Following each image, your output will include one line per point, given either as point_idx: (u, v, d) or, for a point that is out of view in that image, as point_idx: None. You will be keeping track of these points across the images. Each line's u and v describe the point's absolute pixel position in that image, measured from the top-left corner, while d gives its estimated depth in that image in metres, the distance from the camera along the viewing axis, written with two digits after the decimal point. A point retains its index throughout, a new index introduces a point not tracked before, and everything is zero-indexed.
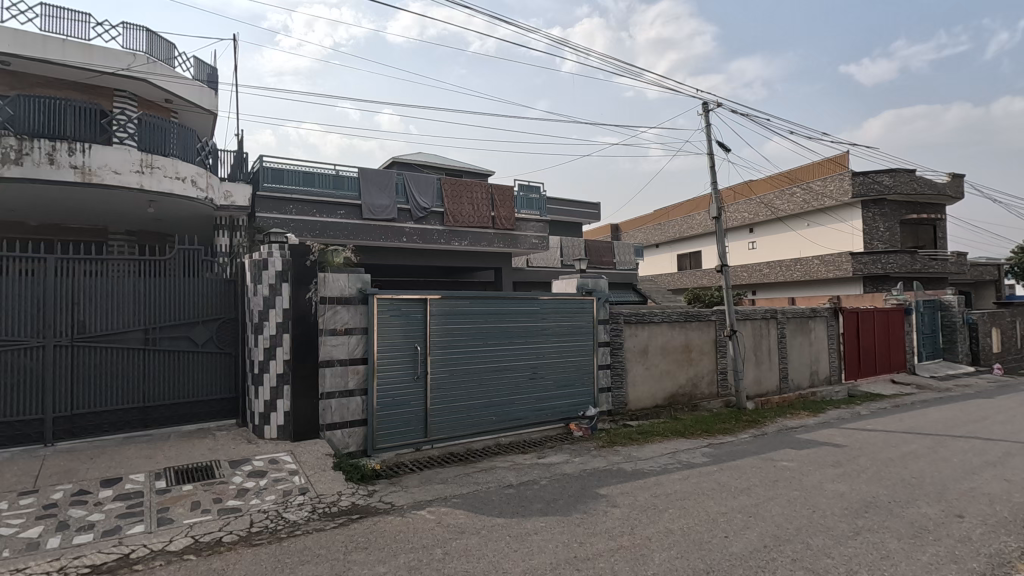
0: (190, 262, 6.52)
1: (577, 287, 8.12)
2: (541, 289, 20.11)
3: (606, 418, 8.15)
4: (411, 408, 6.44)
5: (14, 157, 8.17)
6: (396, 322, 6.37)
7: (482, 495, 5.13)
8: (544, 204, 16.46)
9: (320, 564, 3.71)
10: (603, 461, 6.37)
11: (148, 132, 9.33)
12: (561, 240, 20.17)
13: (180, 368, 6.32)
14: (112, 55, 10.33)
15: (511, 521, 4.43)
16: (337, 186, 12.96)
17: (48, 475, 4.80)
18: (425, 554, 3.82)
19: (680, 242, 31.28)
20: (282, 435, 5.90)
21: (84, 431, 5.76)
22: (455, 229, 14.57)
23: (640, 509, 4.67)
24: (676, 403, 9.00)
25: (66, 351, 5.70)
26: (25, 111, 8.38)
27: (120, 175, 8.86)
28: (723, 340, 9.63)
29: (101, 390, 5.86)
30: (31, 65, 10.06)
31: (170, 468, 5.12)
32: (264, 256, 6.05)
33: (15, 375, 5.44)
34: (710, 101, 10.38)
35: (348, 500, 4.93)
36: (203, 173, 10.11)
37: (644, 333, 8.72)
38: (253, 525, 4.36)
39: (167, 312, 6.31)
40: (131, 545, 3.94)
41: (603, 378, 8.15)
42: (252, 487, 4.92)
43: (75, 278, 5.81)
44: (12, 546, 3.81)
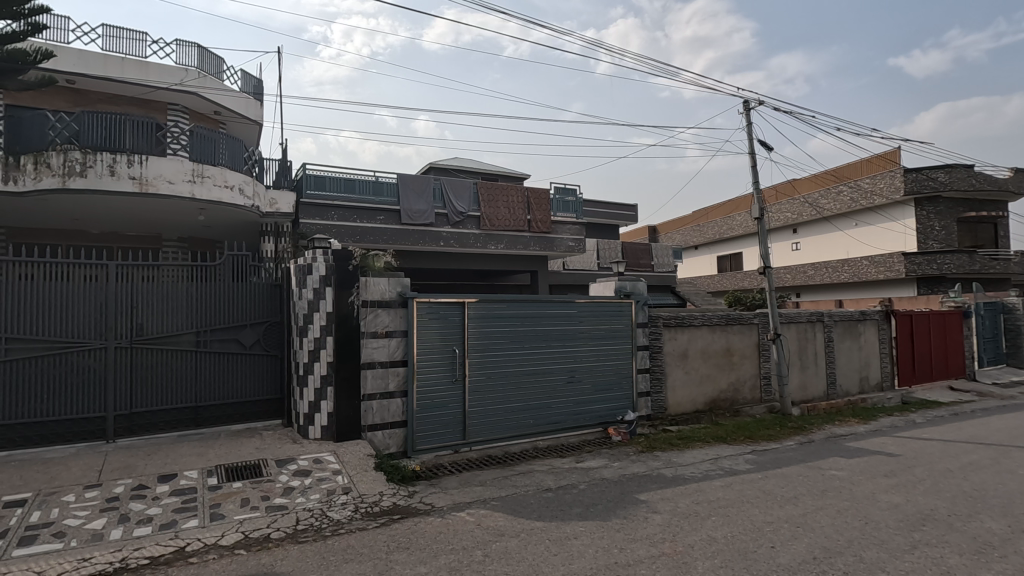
0: (239, 268, 6.76)
1: (615, 290, 8.04)
2: (577, 291, 20.02)
3: (645, 423, 8.04)
4: (449, 410, 6.50)
5: (79, 170, 8.73)
6: (434, 325, 6.45)
7: (521, 498, 5.14)
8: (581, 206, 16.42)
9: (364, 563, 3.79)
10: (642, 466, 6.28)
11: (199, 142, 9.74)
12: (597, 242, 20.04)
13: (230, 369, 6.57)
14: (167, 71, 10.92)
15: (551, 525, 4.42)
16: (376, 192, 13.23)
17: (110, 470, 5.07)
18: (465, 555, 3.85)
19: (720, 244, 30.59)
20: (326, 435, 6.05)
21: (142, 428, 6.06)
22: (492, 233, 14.67)
23: (682, 516, 4.59)
24: (717, 408, 8.78)
25: (125, 352, 6.01)
26: (88, 126, 8.95)
27: (174, 185, 9.30)
28: (766, 344, 9.36)
29: (158, 390, 6.15)
30: (94, 83, 10.69)
31: (221, 465, 5.32)
32: (309, 261, 6.25)
33: (80, 375, 5.77)
34: (751, 100, 10.15)
35: (389, 500, 5.02)
36: (250, 181, 10.49)
37: (684, 337, 8.55)
38: (299, 523, 4.48)
39: (218, 315, 6.58)
40: (186, 539, 4.11)
41: (642, 382, 8.04)
42: (297, 485, 5.06)
43: (134, 283, 6.11)
44: (79, 536, 4.04)
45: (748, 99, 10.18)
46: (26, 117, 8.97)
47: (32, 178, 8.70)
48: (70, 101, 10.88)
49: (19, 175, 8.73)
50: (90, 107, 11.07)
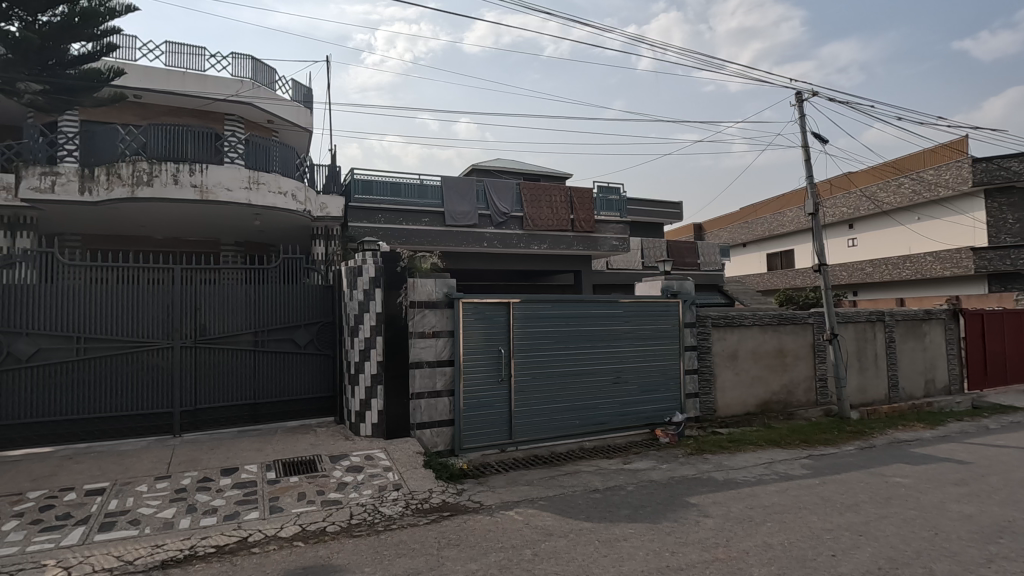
0: (292, 270, 7.01)
1: (661, 289, 7.89)
2: (622, 291, 19.80)
3: (693, 425, 7.87)
4: (495, 410, 6.55)
5: (146, 179, 9.28)
6: (479, 325, 6.51)
7: (569, 498, 5.13)
8: (625, 205, 16.24)
9: (415, 558, 3.87)
10: (692, 469, 6.15)
11: (254, 151, 10.16)
12: (641, 241, 19.75)
13: (285, 367, 6.83)
14: (223, 84, 11.43)
15: (599, 526, 4.39)
16: (421, 195, 13.44)
17: (178, 462, 5.36)
18: (515, 554, 3.87)
19: (770, 241, 29.58)
20: (376, 432, 6.21)
21: (205, 424, 6.38)
22: (534, 233, 14.68)
23: (735, 521, 4.46)
24: (770, 411, 8.50)
25: (189, 351, 6.33)
26: (153, 138, 9.49)
27: (232, 192, 9.71)
28: (821, 344, 8.99)
29: (219, 388, 6.45)
30: (158, 97, 11.31)
31: (278, 460, 5.54)
32: (359, 263, 6.41)
33: (149, 373, 6.14)
34: (804, 90, 9.76)
35: (438, 497, 5.11)
36: (302, 187, 10.90)
37: (733, 337, 8.30)
38: (353, 517, 4.62)
39: (274, 316, 6.84)
40: (248, 530, 4.31)
41: (689, 383, 7.88)
42: (350, 481, 5.22)
43: (196, 286, 6.43)
44: (152, 524, 4.30)
45: (800, 90, 9.80)
46: (99, 131, 9.59)
47: (105, 188, 9.32)
48: (136, 115, 11.57)
49: (94, 186, 9.37)
50: (155, 120, 11.72)
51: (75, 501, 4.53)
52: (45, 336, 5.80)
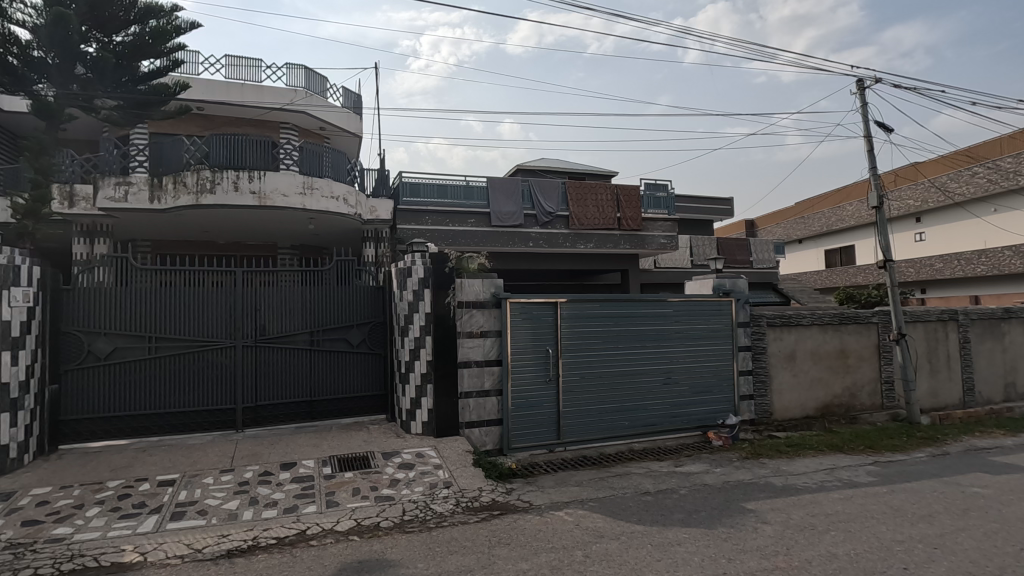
0: (345, 272, 7.22)
1: (713, 288, 7.66)
2: (670, 289, 19.40)
3: (748, 428, 7.62)
4: (543, 410, 6.53)
5: (209, 187, 9.77)
6: (526, 325, 6.51)
7: (619, 500, 5.06)
8: (673, 202, 15.92)
9: (467, 556, 3.90)
10: (748, 473, 5.95)
11: (308, 157, 10.47)
12: (691, 239, 19.30)
13: (339, 366, 7.04)
14: (278, 93, 11.96)
15: (651, 529, 4.31)
16: (467, 196, 13.55)
17: (241, 457, 5.61)
18: (566, 555, 3.85)
19: (828, 237, 28.28)
20: (426, 430, 6.32)
21: (265, 420, 6.65)
22: (580, 232, 14.57)
23: (796, 529, 4.28)
24: (831, 414, 8.11)
25: (250, 350, 6.62)
26: (215, 148, 9.99)
27: (288, 198, 10.11)
28: (888, 345, 8.52)
29: (278, 385, 6.72)
30: (219, 108, 11.92)
31: (333, 456, 5.72)
32: (409, 265, 6.55)
33: (215, 371, 6.46)
34: (867, 77, 9.26)
35: (488, 496, 5.14)
36: (353, 192, 11.26)
37: (791, 337, 7.97)
38: (405, 513, 4.71)
39: (328, 316, 7.06)
40: (307, 523, 4.46)
41: (744, 384, 7.62)
42: (402, 478, 5.33)
43: (256, 288, 6.71)
44: (218, 515, 4.52)
45: (862, 77, 9.32)
46: (166, 143, 10.18)
47: (172, 196, 9.87)
48: (200, 126, 12.25)
49: (162, 194, 9.93)
50: (217, 130, 12.34)
51: (149, 491, 4.82)
52: (121, 336, 6.19)
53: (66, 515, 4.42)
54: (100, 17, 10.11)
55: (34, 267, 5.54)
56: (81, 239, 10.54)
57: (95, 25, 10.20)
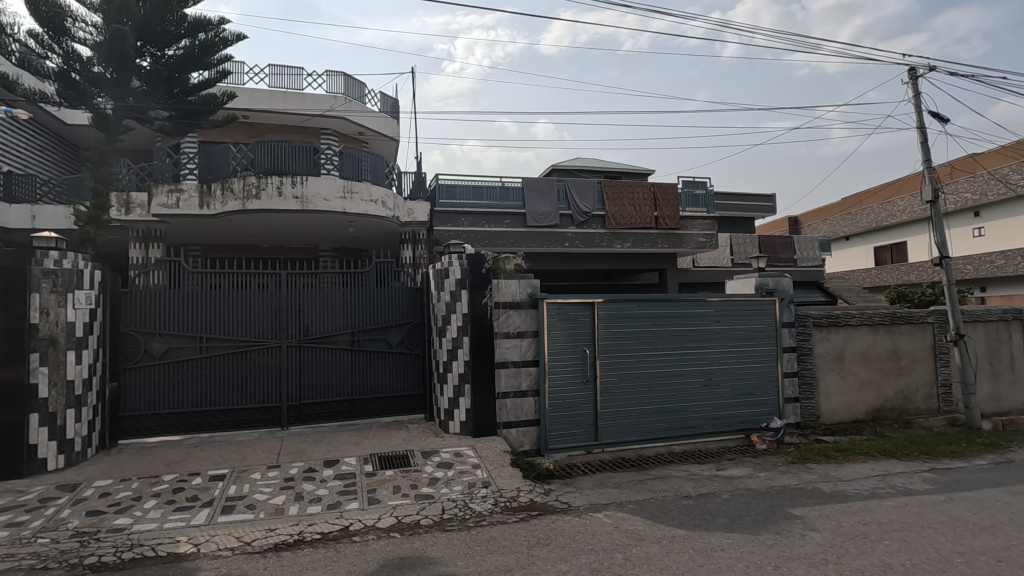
0: (384, 273, 7.35)
1: (756, 287, 7.44)
2: (709, 289, 18.99)
3: (794, 431, 7.38)
4: (581, 411, 6.49)
5: (255, 193, 10.13)
6: (563, 326, 6.48)
7: (659, 503, 4.98)
8: (713, 199, 15.57)
9: (506, 555, 3.91)
10: (794, 478, 5.76)
11: (348, 162, 10.71)
12: (731, 237, 18.84)
13: (379, 366, 7.18)
14: (319, 100, 12.27)
15: (693, 534, 4.23)
16: (503, 197, 13.59)
17: (286, 453, 5.79)
18: (606, 557, 3.81)
19: (877, 233, 27.13)
20: (464, 430, 6.37)
21: (309, 417, 6.84)
22: (616, 232, 14.42)
23: (847, 537, 4.12)
24: (882, 418, 7.77)
25: (294, 350, 6.81)
26: (259, 155, 10.32)
27: (329, 202, 10.36)
28: (945, 346, 8.10)
29: (320, 384, 6.90)
30: (263, 115, 12.33)
31: (374, 454, 5.83)
32: (446, 266, 6.62)
33: (262, 370, 6.69)
34: (920, 65, 8.84)
35: (526, 496, 5.14)
36: (391, 195, 11.47)
37: (839, 337, 7.66)
38: (445, 512, 4.76)
39: (368, 316, 7.21)
40: (350, 519, 4.56)
41: (788, 386, 7.39)
42: (441, 476, 5.39)
43: (299, 290, 6.91)
44: (266, 509, 4.68)
45: (915, 65, 8.91)
46: (214, 151, 10.58)
47: (220, 202, 10.26)
48: (246, 134, 12.72)
49: (211, 200, 10.35)
50: (262, 137, 12.78)
51: (201, 486, 5.02)
52: (174, 336, 6.48)
53: (126, 507, 4.65)
54: (154, 32, 10.61)
55: (95, 271, 5.84)
56: (137, 244, 11.06)
57: (149, 40, 10.70)
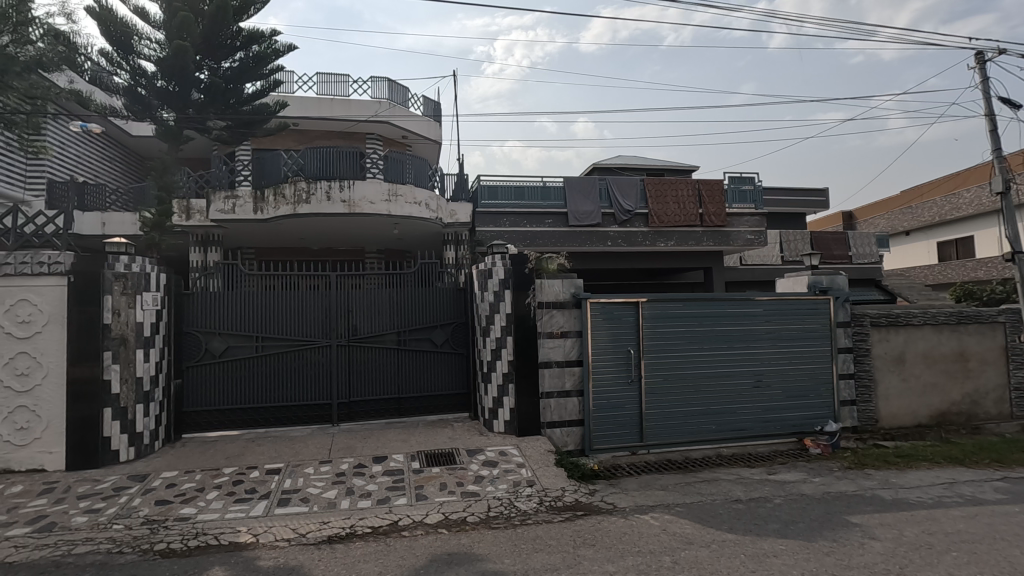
0: (428, 274, 7.48)
1: (809, 286, 7.14)
2: (758, 287, 18.41)
3: (850, 436, 7.08)
4: (625, 411, 6.42)
5: (305, 197, 10.48)
6: (607, 326, 6.43)
7: (708, 507, 4.87)
8: (761, 195, 15.11)
9: (552, 554, 3.93)
10: (851, 484, 5.53)
11: (392, 166, 10.96)
12: (780, 234, 18.23)
13: (424, 365, 7.31)
14: (364, 106, 12.64)
15: (744, 539, 4.12)
16: (544, 197, 13.58)
17: (337, 449, 5.99)
18: (654, 560, 3.77)
19: (940, 227, 25.64)
20: (508, 429, 6.42)
21: (358, 415, 7.04)
22: (661, 230, 14.17)
23: (911, 547, 3.93)
24: (948, 424, 7.35)
25: (344, 350, 7.03)
26: (309, 160, 10.67)
27: (375, 205, 10.63)
28: (1017, 347, 7.59)
29: (368, 382, 7.09)
30: (312, 122, 12.78)
31: (421, 452, 5.95)
32: (489, 266, 6.68)
33: (313, 368, 6.93)
34: (987, 49, 8.35)
35: (571, 496, 5.13)
36: (434, 197, 11.66)
37: (900, 337, 7.28)
38: (491, 509, 4.81)
39: (413, 317, 7.35)
40: (399, 514, 4.67)
41: (844, 389, 7.10)
42: (487, 474, 5.45)
43: (347, 290, 7.11)
44: (319, 502, 4.85)
45: (981, 49, 8.41)
46: (267, 158, 10.97)
47: (273, 207, 10.67)
48: (296, 141, 13.21)
49: (264, 205, 10.76)
50: (311, 143, 13.22)
51: (259, 479, 5.25)
52: (232, 335, 6.79)
53: (190, 497, 4.91)
54: (212, 46, 11.17)
55: (161, 274, 6.18)
56: (197, 248, 11.59)
57: (207, 54, 11.27)
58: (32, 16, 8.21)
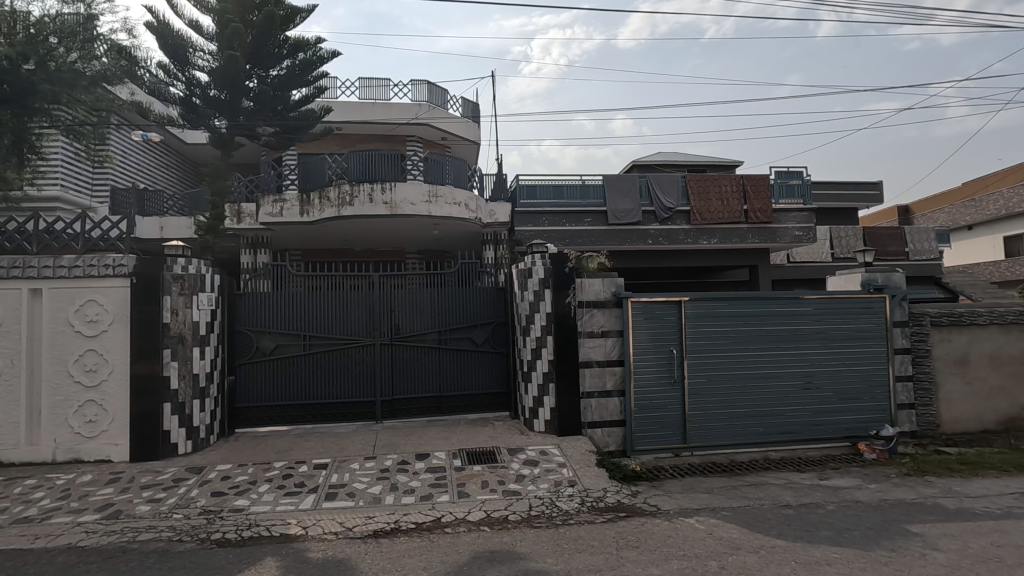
0: (468, 274, 7.54)
1: (862, 284, 6.87)
2: (807, 286, 17.76)
3: (908, 441, 6.74)
4: (668, 412, 6.31)
5: (349, 200, 10.76)
6: (648, 325, 6.33)
7: (756, 511, 4.74)
8: (809, 190, 14.58)
9: (595, 555, 3.90)
10: (910, 492, 5.27)
11: (432, 167, 11.12)
12: (830, 230, 17.54)
13: (464, 364, 7.39)
14: (405, 109, 12.85)
15: (795, 546, 3.99)
16: (583, 196, 13.49)
17: (381, 446, 6.11)
18: (699, 564, 3.70)
19: (1007, 221, 24.11)
20: (548, 428, 6.43)
21: (400, 412, 7.18)
22: (703, 227, 13.86)
23: (977, 560, 3.71)
24: (1017, 430, 6.90)
25: (387, 349, 7.17)
26: (352, 163, 10.94)
27: (416, 206, 10.79)
28: None
29: (410, 380, 7.21)
30: (354, 126, 13.09)
31: (462, 450, 6.01)
32: (529, 265, 6.68)
33: (357, 366, 7.10)
34: None
35: (613, 497, 5.08)
36: (474, 197, 11.76)
37: (964, 338, 6.88)
38: (532, 508, 4.82)
39: (454, 316, 7.43)
40: (442, 511, 4.74)
41: (901, 392, 6.77)
42: (528, 474, 5.46)
43: (390, 290, 7.25)
44: (365, 497, 4.97)
45: None
46: (312, 162, 11.30)
47: (319, 210, 10.99)
48: (339, 145, 13.56)
49: (310, 208, 11.08)
50: (354, 147, 13.55)
51: (307, 473, 5.42)
52: (281, 334, 7.03)
53: (243, 490, 5.12)
54: (262, 56, 11.62)
55: (215, 275, 6.46)
56: (247, 251, 12.03)
57: (256, 63, 11.73)
58: (96, 34, 8.75)
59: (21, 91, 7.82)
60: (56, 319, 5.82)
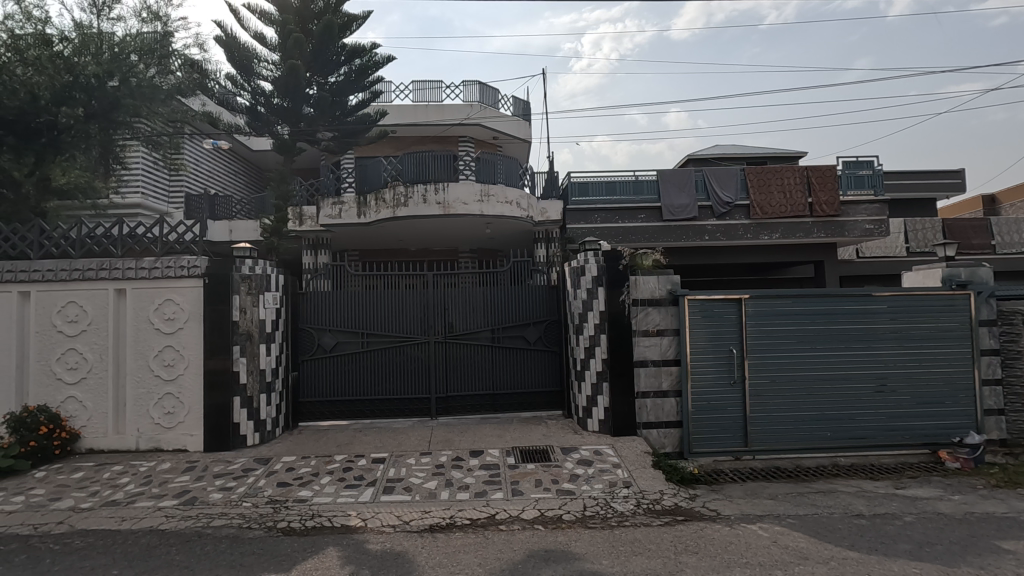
0: (520, 272, 7.54)
1: (943, 280, 6.39)
2: (879, 282, 16.70)
3: (998, 450, 6.22)
4: (728, 414, 6.07)
5: (404, 200, 11.00)
6: (706, 324, 6.12)
7: (825, 520, 4.50)
8: (881, 180, 13.71)
9: (652, 559, 3.81)
10: (1001, 505, 4.85)
11: (484, 166, 11.21)
12: (904, 223, 16.42)
13: (517, 362, 7.40)
14: (456, 110, 13.01)
15: (869, 558, 3.75)
16: (637, 192, 13.23)
17: (436, 442, 6.21)
18: (762, 573, 3.55)
19: None
20: (603, 428, 6.38)
21: (455, 409, 7.27)
22: (764, 222, 13.28)
23: None
24: None
25: (441, 346, 7.29)
26: (406, 164, 11.15)
27: (468, 205, 10.91)
28: None
29: (464, 378, 7.30)
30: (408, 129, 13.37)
31: (516, 447, 6.02)
32: (582, 263, 6.62)
33: (413, 363, 7.26)
34: None
35: (670, 500, 4.95)
36: (525, 196, 11.78)
37: None
38: (587, 509, 4.76)
39: (506, 314, 7.46)
40: (496, 508, 4.77)
41: (989, 397, 6.24)
42: (582, 473, 5.40)
43: (444, 289, 7.35)
44: (421, 492, 5.07)
45: None
46: (368, 164, 11.59)
47: (375, 211, 11.29)
48: (393, 147, 13.87)
49: (367, 210, 11.39)
50: (408, 149, 13.84)
51: (366, 467, 5.58)
52: (341, 332, 7.27)
53: (307, 481, 5.33)
54: (320, 63, 12.18)
55: (279, 275, 6.75)
56: (309, 252, 12.44)
57: (316, 71, 12.24)
58: (172, 49, 9.36)
59: (108, 105, 8.32)
60: (138, 317, 6.26)
